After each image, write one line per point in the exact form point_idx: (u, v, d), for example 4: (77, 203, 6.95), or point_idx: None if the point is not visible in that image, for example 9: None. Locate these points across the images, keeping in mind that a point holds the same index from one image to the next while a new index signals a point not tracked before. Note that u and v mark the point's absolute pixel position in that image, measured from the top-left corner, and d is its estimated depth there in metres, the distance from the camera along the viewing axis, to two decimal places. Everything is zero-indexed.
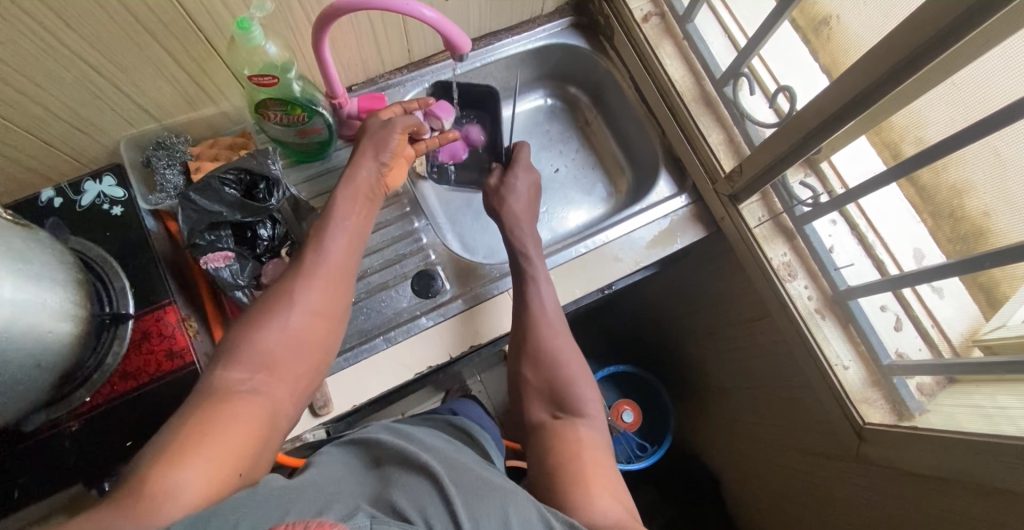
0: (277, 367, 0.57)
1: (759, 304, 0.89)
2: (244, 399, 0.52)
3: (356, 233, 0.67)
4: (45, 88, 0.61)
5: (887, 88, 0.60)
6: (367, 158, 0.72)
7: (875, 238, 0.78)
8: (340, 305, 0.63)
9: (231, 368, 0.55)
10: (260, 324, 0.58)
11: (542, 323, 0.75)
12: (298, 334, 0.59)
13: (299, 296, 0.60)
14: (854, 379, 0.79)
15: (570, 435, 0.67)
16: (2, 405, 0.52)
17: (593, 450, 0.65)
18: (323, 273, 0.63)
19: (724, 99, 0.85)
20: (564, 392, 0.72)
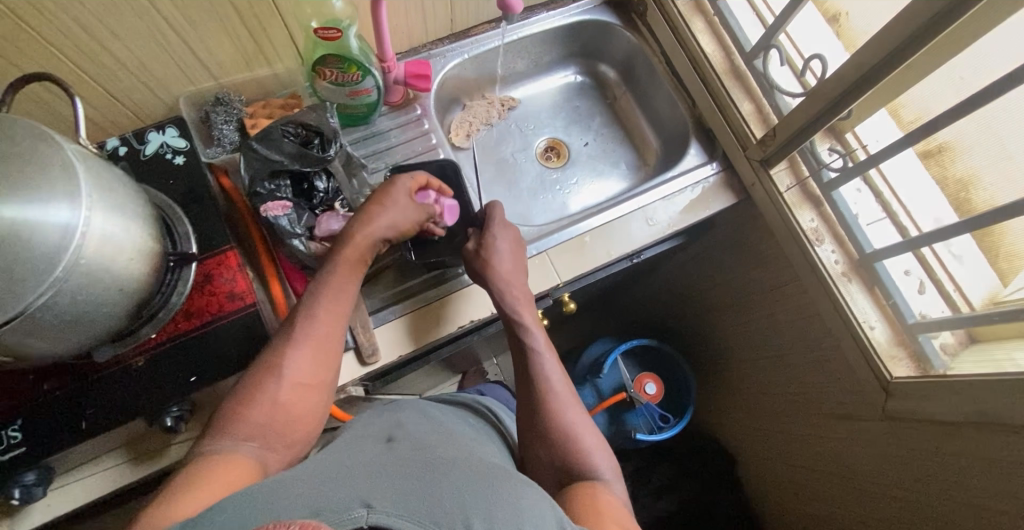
0: (268, 435, 0.58)
1: (788, 269, 0.92)
2: (230, 459, 0.53)
3: (345, 295, 0.66)
4: (118, 37, 0.64)
5: (909, 53, 0.63)
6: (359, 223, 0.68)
7: (897, 206, 0.81)
8: (328, 371, 0.63)
9: (221, 438, 0.55)
10: (249, 400, 0.58)
11: (547, 396, 0.72)
12: (288, 403, 0.59)
13: (288, 366, 0.60)
14: (880, 338, 0.82)
15: (586, 490, 0.62)
16: (83, 329, 0.55)
17: (613, 507, 0.59)
18: (313, 340, 0.63)
19: (754, 71, 0.89)
20: (572, 459, 0.66)
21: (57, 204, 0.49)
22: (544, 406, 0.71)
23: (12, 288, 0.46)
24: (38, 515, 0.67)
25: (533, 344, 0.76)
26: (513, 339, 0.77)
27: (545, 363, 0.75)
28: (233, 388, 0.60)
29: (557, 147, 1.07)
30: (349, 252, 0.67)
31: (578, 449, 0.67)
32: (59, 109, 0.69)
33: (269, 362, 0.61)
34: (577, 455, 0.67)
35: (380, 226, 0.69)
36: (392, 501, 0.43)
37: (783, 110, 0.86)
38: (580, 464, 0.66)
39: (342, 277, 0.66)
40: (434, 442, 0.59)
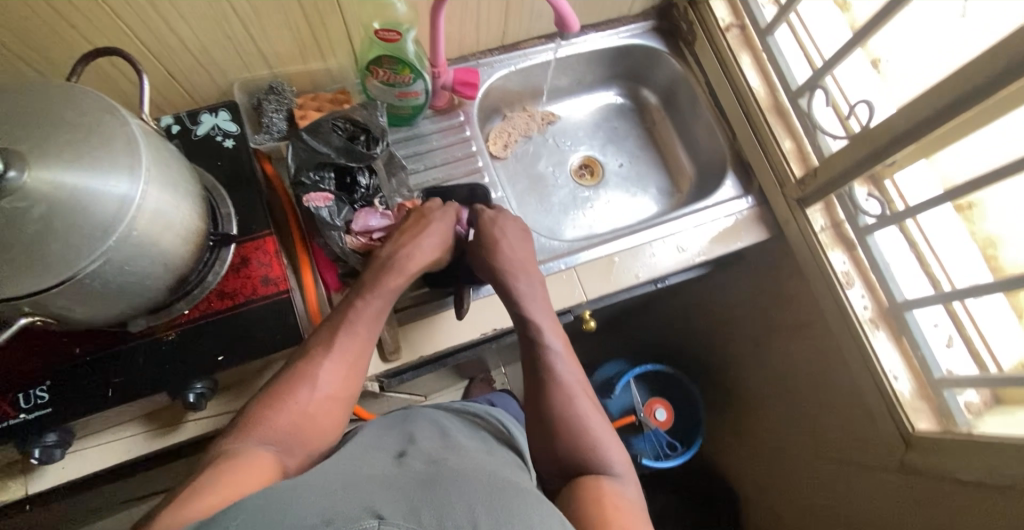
0: (290, 443, 0.57)
1: (815, 309, 0.91)
2: (252, 459, 0.53)
3: (384, 312, 0.68)
4: (186, 21, 0.66)
5: (956, 114, 0.63)
6: (401, 243, 0.70)
7: (932, 257, 0.80)
8: (356, 389, 0.64)
9: (245, 438, 0.55)
10: (276, 405, 0.58)
11: (552, 385, 0.69)
12: (314, 415, 0.60)
13: (320, 377, 0.61)
14: (904, 390, 0.81)
15: (592, 487, 0.60)
16: (124, 299, 0.56)
17: (620, 509, 0.57)
18: (346, 355, 0.63)
19: (798, 110, 0.89)
20: (581, 454, 0.64)
21: (116, 178, 0.50)
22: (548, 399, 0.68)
23: (66, 253, 0.47)
24: (53, 476, 0.69)
25: (538, 326, 0.73)
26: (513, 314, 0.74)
27: (550, 345, 0.72)
28: (262, 391, 0.61)
29: (592, 166, 1.07)
30: (391, 270, 0.68)
31: (589, 442, 0.64)
32: (120, 81, 0.71)
33: (301, 370, 0.61)
34: (586, 451, 0.64)
35: (424, 250, 0.71)
36: (404, 512, 0.42)
37: (825, 151, 0.86)
38: (588, 458, 0.63)
39: (379, 299, 0.67)
40: (445, 455, 0.59)
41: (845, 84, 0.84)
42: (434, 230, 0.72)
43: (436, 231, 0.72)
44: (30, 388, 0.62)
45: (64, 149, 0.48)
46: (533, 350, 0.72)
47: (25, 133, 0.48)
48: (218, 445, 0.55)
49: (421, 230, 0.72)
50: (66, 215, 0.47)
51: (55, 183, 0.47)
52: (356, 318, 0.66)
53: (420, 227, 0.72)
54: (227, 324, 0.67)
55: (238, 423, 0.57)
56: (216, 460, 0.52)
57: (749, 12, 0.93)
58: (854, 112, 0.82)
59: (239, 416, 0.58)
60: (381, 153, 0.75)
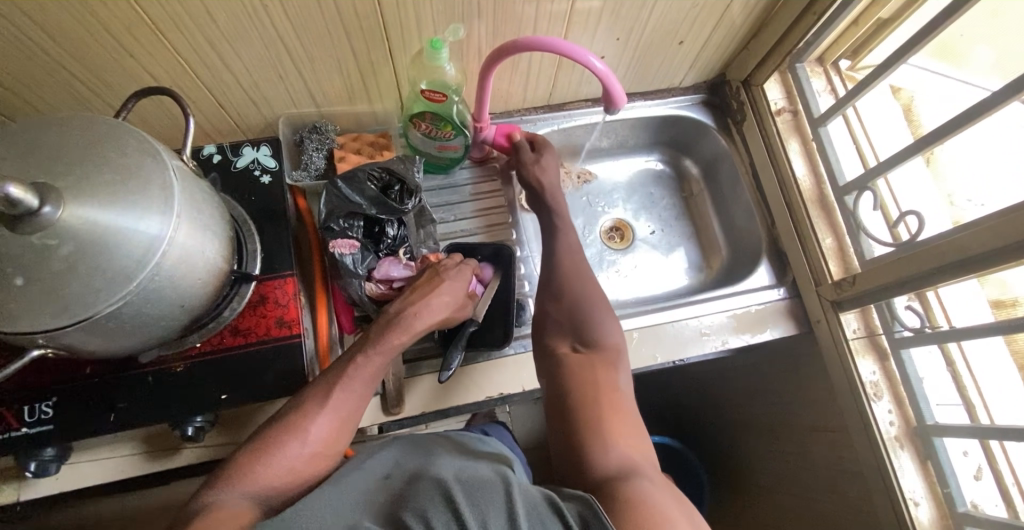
0: (273, 496, 0.57)
1: (837, 415, 0.87)
2: (232, 509, 0.53)
3: (382, 368, 0.65)
4: (243, 60, 0.68)
5: (1013, 254, 0.60)
6: (412, 299, 0.69)
7: (970, 381, 0.76)
8: (344, 446, 0.62)
9: (226, 488, 0.55)
10: (265, 458, 0.58)
11: (567, 280, 0.73)
12: (300, 471, 0.58)
13: (310, 431, 0.60)
14: (924, 518, 0.77)
15: (590, 380, 0.64)
16: (138, 335, 0.56)
17: (616, 405, 0.62)
18: (339, 411, 0.62)
19: (843, 207, 0.86)
20: (590, 329, 0.69)
21: (146, 222, 0.50)
22: (562, 287, 0.73)
23: (87, 295, 0.48)
24: (47, 486, 0.69)
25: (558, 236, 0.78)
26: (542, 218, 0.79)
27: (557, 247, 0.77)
28: (252, 438, 0.60)
29: (623, 229, 1.05)
30: (395, 329, 0.66)
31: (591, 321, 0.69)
32: (169, 107, 0.72)
33: (292, 423, 0.60)
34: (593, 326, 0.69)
35: (432, 312, 0.69)
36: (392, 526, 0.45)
37: (867, 255, 0.83)
38: (595, 332, 0.68)
39: (380, 358, 0.65)
40: (422, 462, 0.60)
41: (895, 191, 0.81)
42: (446, 292, 0.70)
43: (445, 292, 0.70)
44: (36, 402, 0.63)
45: (99, 191, 0.49)
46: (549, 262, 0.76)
47: (66, 170, 0.49)
48: (201, 491, 0.55)
49: (435, 286, 0.70)
50: (92, 259, 0.48)
51: (85, 227, 0.47)
52: (354, 370, 0.64)
53: (432, 285, 0.70)
54: (236, 361, 0.66)
55: (224, 469, 0.57)
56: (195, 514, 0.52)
57: (804, 100, 0.90)
58: (903, 221, 0.79)
59: (226, 461, 0.58)
60: (412, 208, 0.75)
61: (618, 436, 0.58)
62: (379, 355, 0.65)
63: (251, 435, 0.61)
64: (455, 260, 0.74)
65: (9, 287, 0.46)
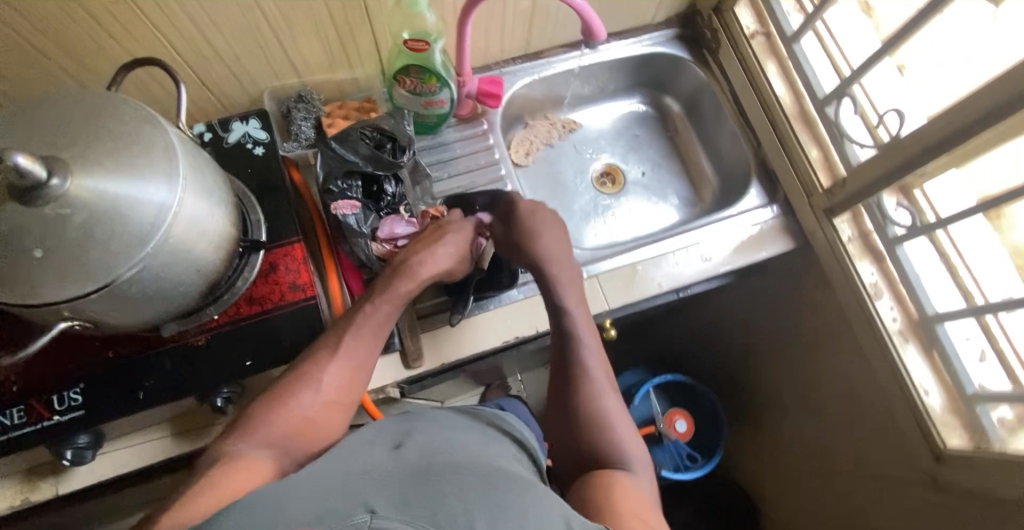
0: (290, 446, 0.59)
1: (842, 320, 0.90)
2: (250, 462, 0.54)
3: (388, 319, 0.67)
4: (221, 30, 0.68)
5: (992, 122, 0.62)
6: (417, 252, 0.70)
7: (963, 268, 0.79)
8: (357, 396, 0.65)
9: (242, 440, 0.57)
10: (278, 408, 0.60)
11: (582, 379, 0.70)
12: (314, 419, 0.61)
13: (321, 380, 0.62)
14: (934, 406, 0.80)
15: (606, 478, 0.61)
16: (156, 303, 0.56)
17: (632, 497, 0.59)
18: (350, 360, 0.64)
19: (825, 119, 0.88)
20: (605, 440, 0.66)
21: (156, 185, 0.51)
22: (579, 383, 0.70)
23: (107, 259, 0.48)
24: (84, 476, 0.70)
25: (573, 322, 0.74)
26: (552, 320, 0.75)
27: (584, 343, 0.73)
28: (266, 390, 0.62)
29: (613, 174, 1.07)
30: (404, 281, 0.68)
31: (606, 429, 0.67)
32: (161, 87, 0.73)
33: (304, 373, 0.62)
34: (609, 442, 0.66)
35: (436, 263, 0.70)
36: (395, 506, 0.45)
37: (852, 160, 0.85)
38: (612, 452, 0.65)
39: (388, 306, 0.67)
40: (441, 434, 0.61)
41: (872, 95, 0.83)
42: (449, 244, 0.72)
43: (449, 244, 0.72)
44: (63, 390, 0.63)
45: (103, 158, 0.49)
46: (565, 341, 0.73)
47: (68, 141, 0.49)
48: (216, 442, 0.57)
49: (439, 239, 0.72)
50: (106, 224, 0.48)
51: (95, 194, 0.48)
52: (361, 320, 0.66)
53: (435, 238, 0.72)
54: (255, 328, 0.67)
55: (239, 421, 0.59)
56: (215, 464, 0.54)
57: (775, 20, 0.93)
58: (883, 121, 0.81)
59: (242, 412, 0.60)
60: (407, 161, 0.76)
61: (633, 523, 0.54)
62: (386, 305, 0.67)
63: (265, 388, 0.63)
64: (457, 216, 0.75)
65: (28, 259, 0.47)
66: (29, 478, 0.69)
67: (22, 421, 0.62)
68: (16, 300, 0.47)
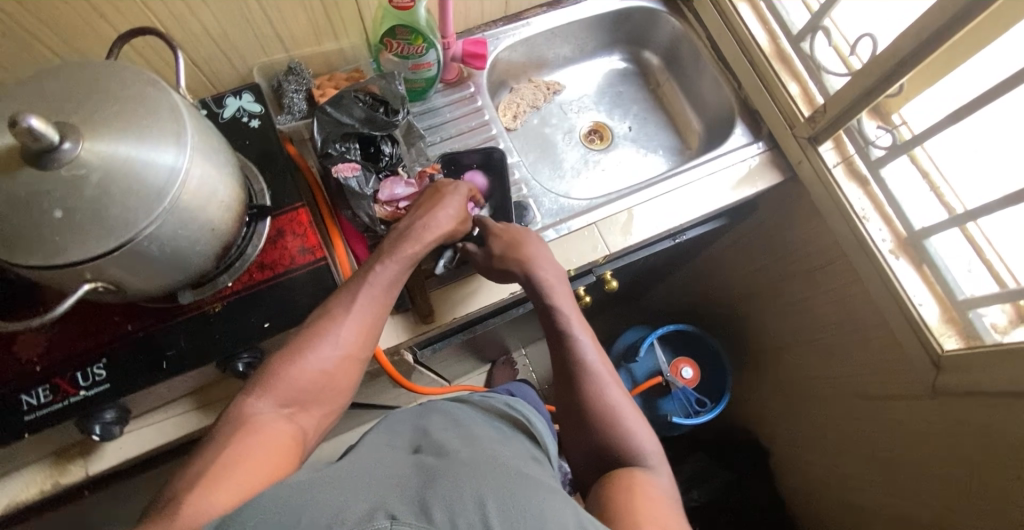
0: (307, 400, 0.62)
1: (834, 246, 0.93)
2: (270, 429, 0.58)
3: (398, 279, 0.68)
4: (208, 6, 0.69)
5: (960, 26, 0.65)
6: (417, 219, 0.71)
7: (941, 182, 0.83)
8: (371, 350, 0.66)
9: (261, 397, 0.60)
10: (297, 365, 0.62)
11: (585, 378, 0.72)
12: (330, 376, 0.63)
13: (336, 339, 0.63)
14: (931, 315, 0.81)
15: (624, 479, 0.63)
16: (174, 265, 0.58)
17: (649, 493, 0.61)
18: (363, 320, 0.65)
19: (800, 54, 0.91)
20: (616, 437, 0.68)
21: (165, 145, 0.52)
22: (583, 385, 0.72)
23: (126, 216, 0.50)
24: (111, 455, 0.71)
25: (567, 322, 0.75)
26: (545, 321, 0.76)
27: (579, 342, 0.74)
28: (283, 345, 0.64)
29: (601, 130, 1.09)
30: (405, 248, 0.68)
31: (616, 426, 0.69)
32: (158, 66, 0.74)
33: (320, 328, 0.63)
34: (622, 438, 0.68)
35: (438, 226, 0.71)
36: (415, 511, 0.46)
37: (830, 89, 0.88)
38: (626, 448, 0.68)
39: (397, 265, 0.68)
40: (458, 446, 0.64)
41: (843, 30, 0.87)
42: (448, 206, 0.73)
43: (450, 208, 0.72)
44: (87, 367, 0.64)
45: (112, 119, 0.51)
46: (563, 343, 0.74)
47: (76, 107, 0.50)
48: (236, 402, 0.60)
49: (438, 205, 0.72)
50: (122, 181, 0.50)
51: (108, 154, 0.49)
52: (372, 279, 0.67)
53: (436, 201, 0.73)
54: (269, 292, 0.69)
55: (258, 379, 0.61)
56: (238, 431, 0.56)
57: None
58: (856, 50, 0.86)
59: (259, 370, 0.62)
60: (401, 121, 0.78)
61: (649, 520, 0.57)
62: (391, 271, 0.68)
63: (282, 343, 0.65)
64: (460, 184, 0.75)
65: (50, 221, 0.48)
66: (58, 462, 0.70)
67: (49, 399, 0.63)
68: (40, 262, 0.48)
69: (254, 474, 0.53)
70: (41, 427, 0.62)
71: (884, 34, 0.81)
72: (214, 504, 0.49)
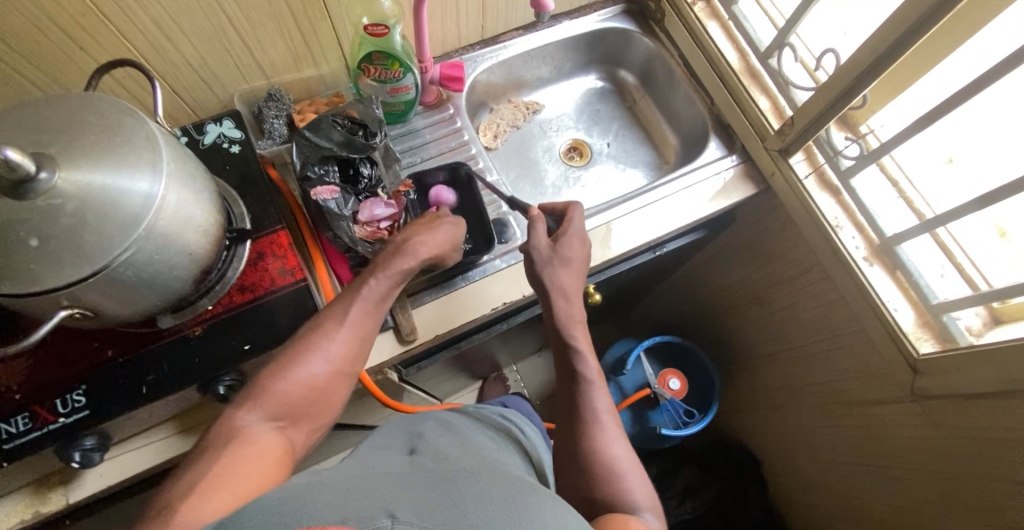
0: (298, 415, 0.63)
1: (809, 255, 0.94)
2: (260, 441, 0.58)
3: (389, 291, 0.69)
4: (187, 36, 0.71)
5: (914, 39, 0.67)
6: (419, 236, 0.72)
7: (909, 188, 0.85)
8: (359, 364, 0.67)
9: (250, 410, 0.60)
10: (288, 378, 0.62)
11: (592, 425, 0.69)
12: (320, 390, 0.63)
13: (326, 354, 0.64)
14: (906, 320, 0.82)
15: (619, 519, 0.61)
16: (152, 290, 0.58)
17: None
18: (354, 334, 0.66)
19: (769, 69, 0.93)
20: (610, 487, 0.65)
21: (141, 174, 0.53)
22: (587, 430, 0.69)
23: (101, 244, 0.51)
24: (94, 482, 0.71)
25: (587, 364, 0.74)
26: (565, 364, 0.76)
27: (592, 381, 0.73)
28: (273, 357, 0.64)
29: (580, 148, 1.12)
30: (401, 262, 0.69)
31: (611, 474, 0.66)
32: (141, 98, 0.76)
33: (311, 342, 0.64)
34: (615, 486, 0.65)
35: (428, 244, 0.71)
36: (417, 509, 0.46)
37: (798, 103, 0.90)
38: (618, 497, 0.64)
39: (388, 282, 0.69)
40: (454, 452, 0.64)
41: (808, 44, 0.90)
42: (443, 227, 0.74)
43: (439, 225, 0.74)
44: (67, 393, 0.64)
45: (87, 150, 0.52)
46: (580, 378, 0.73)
47: (53, 138, 0.52)
48: (224, 417, 0.59)
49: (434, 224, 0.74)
50: (97, 210, 0.51)
51: (83, 183, 0.50)
52: (367, 292, 0.68)
53: (429, 223, 0.74)
54: (249, 314, 0.70)
55: (247, 392, 0.61)
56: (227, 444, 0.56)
57: None
58: (822, 64, 0.88)
59: (250, 383, 0.62)
60: (379, 143, 0.80)
61: None
62: (386, 284, 0.69)
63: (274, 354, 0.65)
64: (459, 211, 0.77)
65: (26, 250, 0.49)
66: (39, 491, 0.70)
67: (28, 427, 0.63)
68: (14, 291, 0.49)
69: (242, 489, 0.53)
70: (20, 455, 0.62)
71: (847, 50, 0.83)
72: (207, 511, 0.49)
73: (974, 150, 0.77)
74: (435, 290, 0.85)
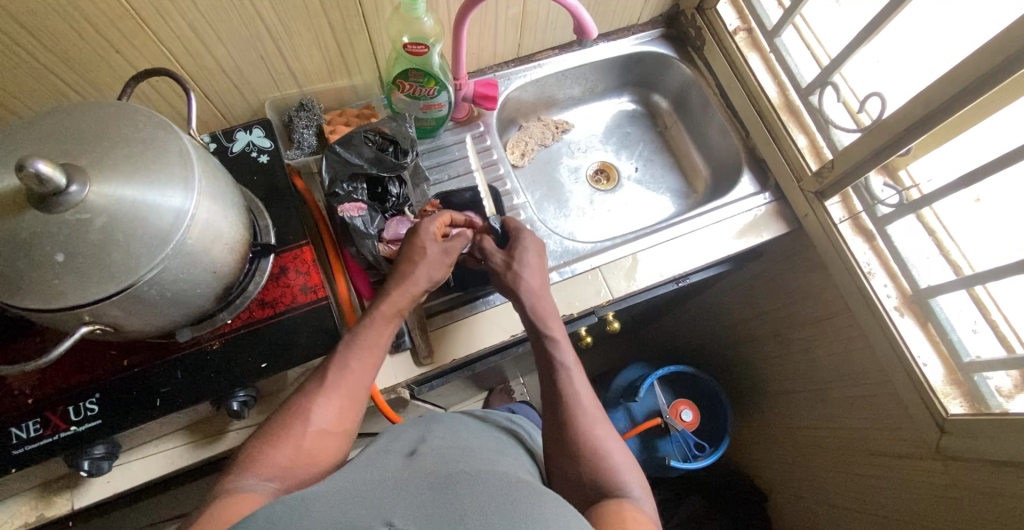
0: (289, 478, 0.59)
1: (838, 299, 0.92)
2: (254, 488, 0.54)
3: (377, 344, 0.67)
4: (224, 43, 0.70)
5: (974, 96, 0.65)
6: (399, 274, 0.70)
7: (950, 243, 0.82)
8: (351, 423, 0.64)
9: (246, 475, 0.56)
10: (276, 442, 0.59)
11: (576, 415, 0.68)
12: (309, 450, 0.60)
13: (316, 413, 0.62)
14: (934, 376, 0.80)
15: (611, 504, 0.59)
16: (174, 306, 0.57)
17: (640, 523, 0.57)
18: (340, 389, 0.63)
19: (809, 106, 0.92)
20: (600, 475, 0.63)
21: (172, 190, 0.52)
22: (572, 420, 0.68)
23: (128, 261, 0.49)
24: (100, 489, 0.70)
25: (562, 357, 0.72)
26: (540, 353, 0.74)
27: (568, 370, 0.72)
28: (258, 430, 0.62)
29: (608, 171, 1.10)
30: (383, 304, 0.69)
31: (605, 464, 0.64)
32: (173, 101, 0.75)
33: (297, 406, 0.62)
34: (605, 470, 0.64)
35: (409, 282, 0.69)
36: (413, 517, 0.44)
37: (837, 144, 0.88)
38: (608, 482, 0.63)
39: (372, 330, 0.67)
40: (456, 456, 0.61)
41: (852, 85, 0.87)
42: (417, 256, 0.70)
43: (426, 252, 0.70)
44: (79, 401, 0.63)
45: (120, 165, 0.50)
46: (555, 376, 0.71)
47: (86, 149, 0.50)
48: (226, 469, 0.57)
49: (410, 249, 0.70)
50: (127, 226, 0.49)
51: (114, 198, 0.49)
52: (351, 347, 0.66)
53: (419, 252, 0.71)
54: (266, 330, 0.68)
55: (240, 460, 0.58)
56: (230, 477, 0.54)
57: (756, 16, 0.97)
58: (866, 107, 0.85)
59: (238, 455, 0.59)
60: (410, 163, 0.79)
61: None
62: (369, 334, 0.67)
63: (261, 424, 0.63)
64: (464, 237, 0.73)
65: (51, 264, 0.48)
66: (44, 494, 0.69)
67: (39, 433, 0.62)
68: (39, 306, 0.48)
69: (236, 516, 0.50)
70: (29, 462, 0.61)
71: (892, 96, 0.81)
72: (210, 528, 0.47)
73: (1001, 186, 0.75)
74: (456, 311, 0.84)
